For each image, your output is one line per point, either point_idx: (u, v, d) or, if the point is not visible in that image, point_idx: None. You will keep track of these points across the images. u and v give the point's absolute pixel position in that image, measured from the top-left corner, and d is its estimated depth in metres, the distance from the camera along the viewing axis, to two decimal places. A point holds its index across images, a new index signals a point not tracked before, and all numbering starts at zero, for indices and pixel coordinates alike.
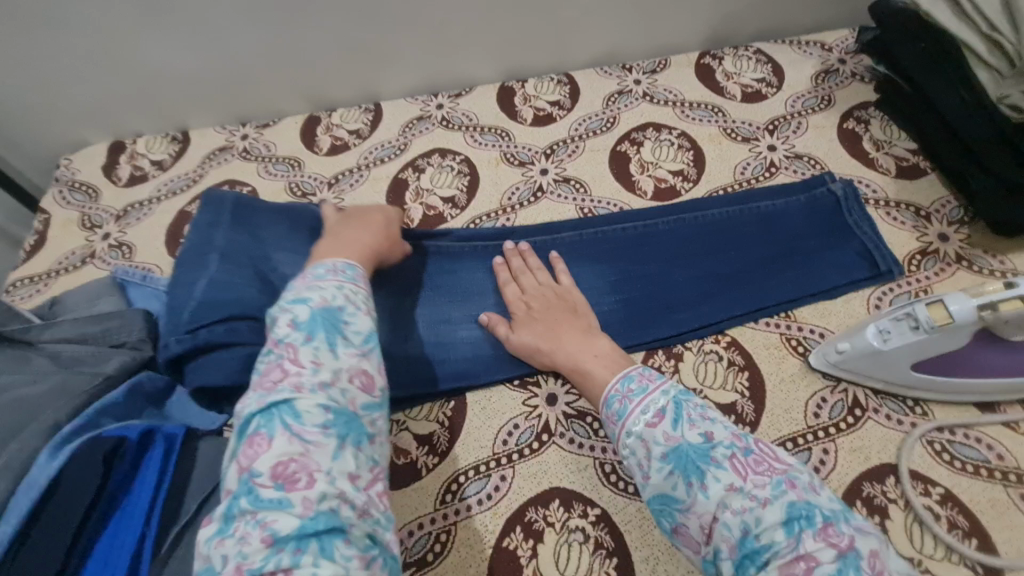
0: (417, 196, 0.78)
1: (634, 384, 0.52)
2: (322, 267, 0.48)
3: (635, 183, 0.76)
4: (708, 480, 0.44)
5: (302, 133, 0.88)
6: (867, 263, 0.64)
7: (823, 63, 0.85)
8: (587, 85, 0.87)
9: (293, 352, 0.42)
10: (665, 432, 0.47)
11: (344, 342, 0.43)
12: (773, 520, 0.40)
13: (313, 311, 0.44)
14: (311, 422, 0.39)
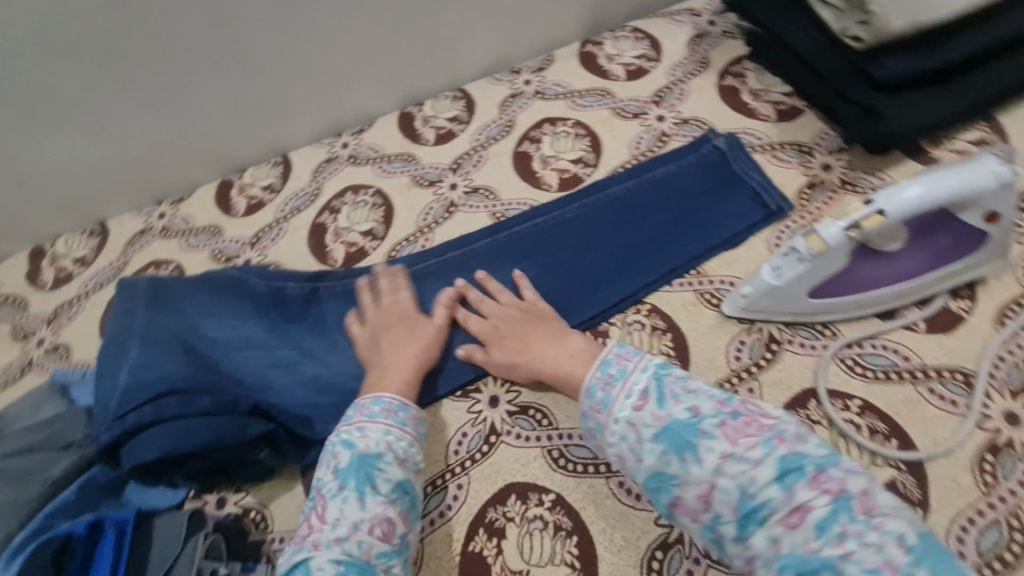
0: (337, 237, 0.80)
1: (613, 363, 0.49)
2: (378, 402, 0.54)
3: (540, 179, 0.78)
4: (701, 452, 0.43)
5: (217, 199, 0.89)
6: (759, 207, 0.69)
7: (695, 28, 0.89)
8: (480, 96, 0.90)
9: (328, 499, 0.49)
10: (653, 413, 0.46)
11: (376, 491, 0.49)
12: (774, 488, 0.40)
13: (352, 458, 0.50)
14: (339, 556, 0.45)
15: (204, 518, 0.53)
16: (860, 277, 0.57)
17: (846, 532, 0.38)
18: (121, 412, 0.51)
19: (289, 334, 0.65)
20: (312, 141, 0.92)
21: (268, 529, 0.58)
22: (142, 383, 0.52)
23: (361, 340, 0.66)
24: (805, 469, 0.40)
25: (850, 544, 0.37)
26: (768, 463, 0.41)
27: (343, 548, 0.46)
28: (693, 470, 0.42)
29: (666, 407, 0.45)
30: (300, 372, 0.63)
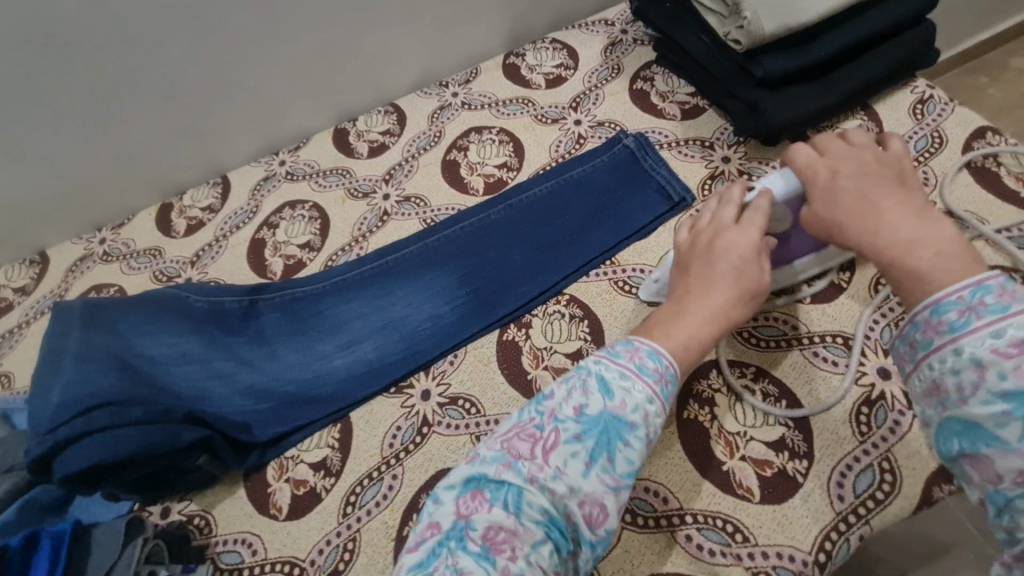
0: (276, 250, 0.83)
1: (992, 293, 0.39)
2: (655, 358, 0.50)
3: (468, 185, 0.83)
4: (957, 366, 0.39)
5: (157, 221, 0.90)
6: (665, 199, 0.74)
7: (608, 37, 0.96)
8: (411, 109, 0.94)
9: (563, 441, 0.46)
10: (925, 322, 0.41)
11: (614, 466, 0.46)
12: (1001, 408, 0.36)
13: (602, 413, 0.47)
14: (552, 503, 0.44)
15: (145, 523, 0.55)
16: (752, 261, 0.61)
17: (1002, 436, 0.36)
18: (54, 425, 0.53)
19: (227, 347, 0.70)
20: (250, 160, 0.94)
21: (211, 533, 0.61)
22: (75, 397, 0.54)
23: (299, 348, 0.71)
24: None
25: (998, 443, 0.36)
26: (958, 329, 0.39)
27: (563, 496, 0.44)
28: (948, 381, 0.39)
29: (948, 317, 0.40)
30: (236, 382, 0.67)
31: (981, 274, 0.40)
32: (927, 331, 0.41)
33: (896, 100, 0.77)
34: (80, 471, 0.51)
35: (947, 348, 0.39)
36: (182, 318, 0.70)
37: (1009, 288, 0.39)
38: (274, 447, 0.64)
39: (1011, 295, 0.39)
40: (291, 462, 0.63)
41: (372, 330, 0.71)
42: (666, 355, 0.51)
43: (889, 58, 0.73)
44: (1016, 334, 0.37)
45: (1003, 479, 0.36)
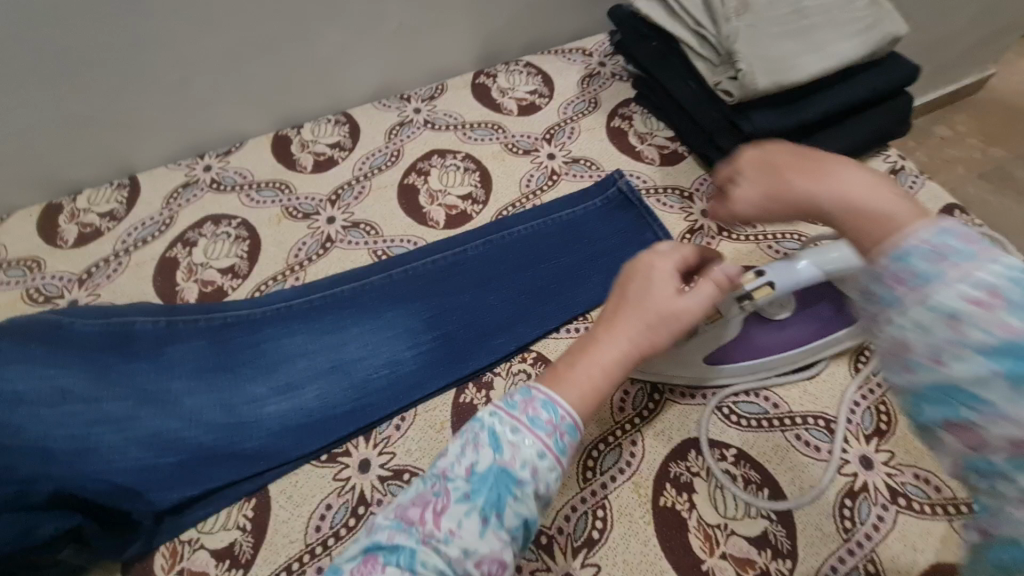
0: (191, 274, 0.70)
1: (956, 237, 0.33)
2: (551, 410, 0.42)
3: (427, 215, 0.74)
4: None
5: (39, 225, 0.74)
6: (652, 254, 0.68)
7: (585, 67, 0.90)
8: (367, 122, 0.84)
9: (451, 500, 0.39)
10: (953, 267, 0.32)
11: (501, 523, 0.38)
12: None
13: (492, 468, 0.39)
14: (446, 566, 0.37)
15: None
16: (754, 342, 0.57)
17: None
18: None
19: (129, 380, 0.58)
20: (168, 161, 0.81)
21: None
22: None
23: (225, 387, 0.59)
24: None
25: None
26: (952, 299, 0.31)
27: (453, 561, 0.37)
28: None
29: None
30: (133, 430, 0.55)
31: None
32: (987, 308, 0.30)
33: (871, 167, 0.76)
34: None
35: (923, 311, 0.32)
36: (73, 348, 0.58)
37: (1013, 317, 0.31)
38: (167, 527, 0.52)
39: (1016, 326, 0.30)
40: (188, 548, 0.51)
41: (316, 374, 0.61)
42: (565, 403, 0.43)
43: (873, 125, 0.71)
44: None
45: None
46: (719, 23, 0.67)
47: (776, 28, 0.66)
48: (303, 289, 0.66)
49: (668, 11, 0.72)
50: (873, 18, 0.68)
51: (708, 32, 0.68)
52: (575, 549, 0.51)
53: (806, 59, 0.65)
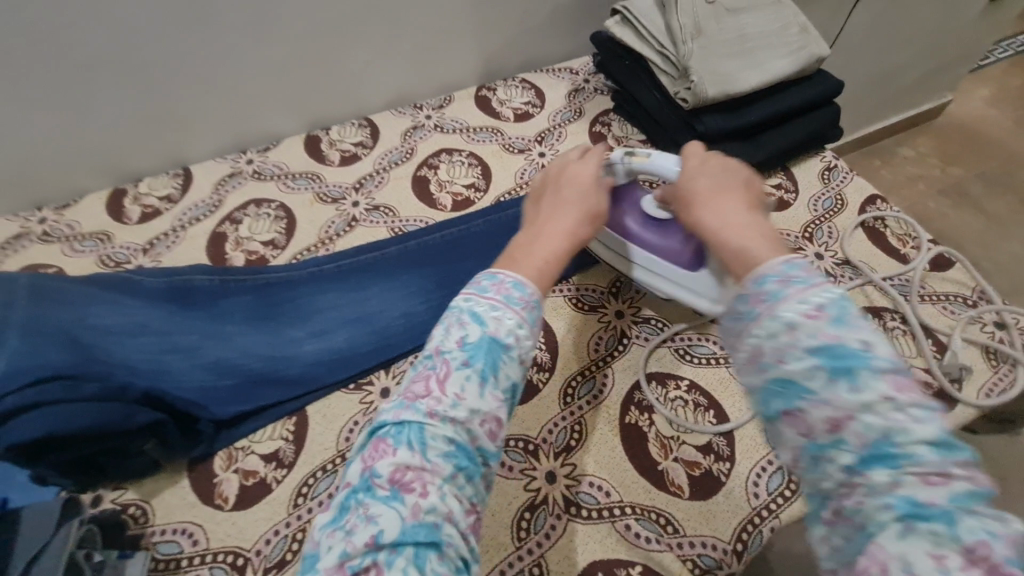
0: (238, 246, 0.83)
1: (801, 270, 0.42)
2: (519, 289, 0.49)
3: (437, 200, 0.88)
4: (773, 331, 0.40)
5: (108, 206, 0.88)
6: None
7: (572, 83, 1.06)
8: (385, 126, 0.99)
9: (451, 370, 0.44)
10: (824, 329, 0.39)
11: (496, 386, 0.45)
12: (818, 381, 0.38)
13: (482, 337, 0.45)
14: (455, 432, 0.42)
15: (80, 504, 0.53)
16: (651, 236, 0.68)
17: (896, 445, 0.36)
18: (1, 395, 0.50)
19: (193, 323, 0.71)
20: (215, 156, 0.95)
21: (147, 523, 0.58)
22: (25, 368, 0.52)
23: (270, 332, 0.72)
24: (855, 364, 0.38)
25: (897, 452, 0.36)
26: (853, 342, 0.38)
27: (460, 425, 0.43)
28: (765, 347, 0.41)
29: (768, 288, 0.42)
30: (199, 359, 0.67)
31: (788, 257, 0.44)
32: (738, 318, 0.43)
33: (809, 165, 0.91)
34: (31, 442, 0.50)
35: (801, 352, 0.39)
36: (146, 299, 0.71)
37: (810, 267, 0.43)
38: (225, 437, 0.64)
39: (812, 273, 0.42)
40: (242, 453, 0.63)
41: (345, 322, 0.74)
42: (529, 284, 0.50)
43: (806, 129, 0.86)
44: (860, 331, 0.39)
45: (814, 434, 0.38)
46: (678, 44, 0.82)
47: (723, 49, 0.82)
48: (333, 256, 0.80)
49: (638, 36, 0.88)
50: (802, 43, 0.83)
51: (670, 52, 0.83)
52: (556, 454, 0.62)
53: (746, 73, 0.80)
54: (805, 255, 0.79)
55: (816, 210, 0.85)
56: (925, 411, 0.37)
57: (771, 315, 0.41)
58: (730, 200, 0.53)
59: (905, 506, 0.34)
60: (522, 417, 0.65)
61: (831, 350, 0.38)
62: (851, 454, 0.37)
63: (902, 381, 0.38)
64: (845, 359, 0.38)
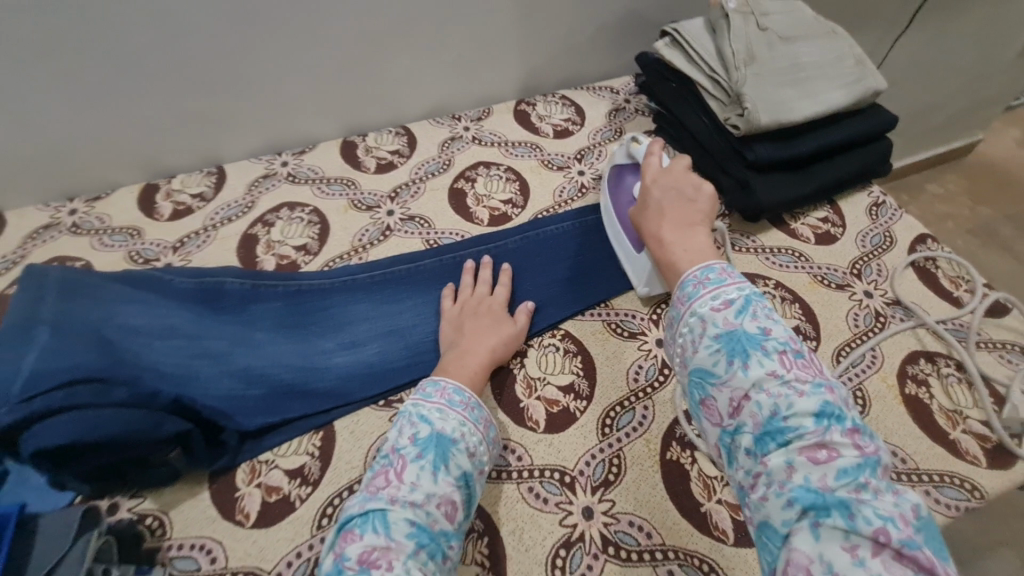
0: (269, 249, 0.81)
1: (713, 273, 0.52)
2: (460, 393, 0.57)
3: (473, 214, 0.86)
4: (693, 329, 0.50)
5: (139, 201, 0.87)
6: None
7: (613, 103, 1.04)
8: (423, 135, 0.98)
9: (408, 463, 0.50)
10: (724, 318, 0.48)
11: (448, 473, 0.50)
12: (721, 364, 0.46)
13: (433, 433, 0.52)
14: (413, 516, 0.46)
15: (100, 514, 0.50)
16: (628, 209, 0.77)
17: (784, 418, 0.42)
18: (30, 393, 0.47)
19: (223, 328, 0.69)
20: (250, 156, 0.94)
21: (163, 537, 0.56)
22: (54, 367, 0.49)
23: (300, 341, 0.70)
24: (748, 345, 0.46)
25: (783, 425, 0.41)
26: (752, 329, 0.47)
27: (418, 510, 0.47)
28: (689, 343, 0.50)
29: (688, 291, 0.52)
30: (228, 366, 0.65)
31: (709, 262, 0.54)
32: (672, 324, 0.53)
33: (855, 200, 0.88)
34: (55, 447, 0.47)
35: (705, 345, 0.48)
36: (176, 301, 0.69)
37: (726, 270, 0.53)
38: (250, 449, 0.61)
39: (727, 274, 0.52)
40: (266, 467, 0.61)
41: (376, 336, 0.72)
42: (468, 388, 0.58)
43: (857, 163, 0.84)
44: (760, 321, 0.48)
45: (725, 418, 0.45)
46: (730, 70, 0.81)
47: (777, 78, 0.80)
48: (366, 266, 0.78)
49: (688, 59, 0.86)
50: (858, 75, 0.82)
51: (721, 78, 0.82)
52: (594, 488, 0.60)
53: (800, 103, 0.79)
54: (852, 292, 0.77)
55: (864, 247, 0.83)
56: (812, 388, 0.43)
57: (694, 291, 0.52)
58: (675, 215, 0.63)
59: (806, 497, 0.38)
60: (558, 447, 0.63)
61: (732, 333, 0.47)
62: (750, 436, 0.43)
63: (793, 361, 0.45)
64: (743, 341, 0.46)
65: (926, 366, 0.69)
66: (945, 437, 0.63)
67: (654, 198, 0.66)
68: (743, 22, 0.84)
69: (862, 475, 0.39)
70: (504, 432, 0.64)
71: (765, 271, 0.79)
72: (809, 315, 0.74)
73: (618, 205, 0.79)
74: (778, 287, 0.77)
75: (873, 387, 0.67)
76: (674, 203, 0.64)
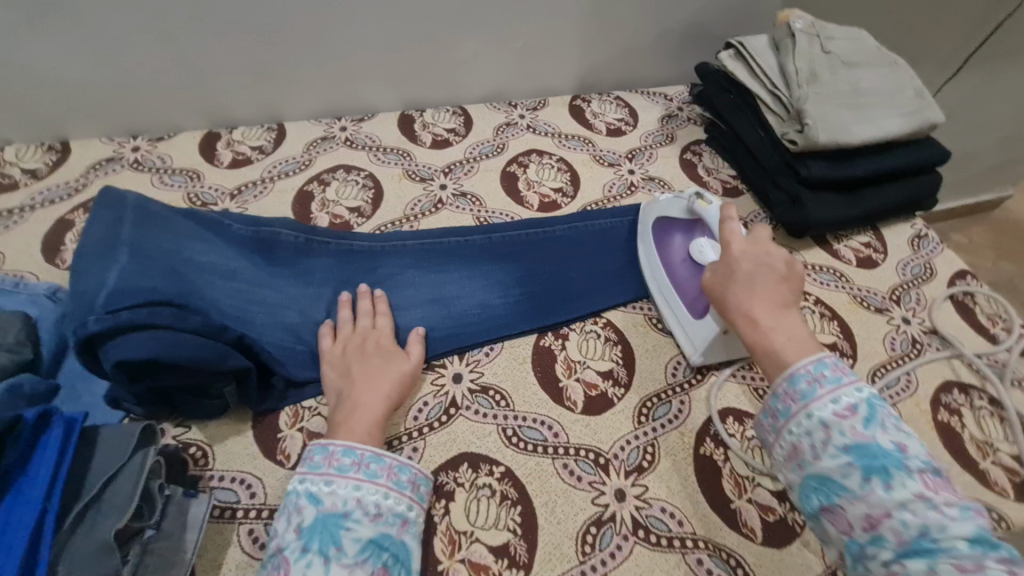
0: (323, 207, 0.82)
1: (828, 368, 0.49)
2: (350, 454, 0.52)
3: (524, 198, 0.87)
4: (810, 429, 0.48)
5: (201, 147, 0.89)
6: None
7: (666, 109, 1.06)
8: (479, 117, 0.99)
9: (290, 563, 0.47)
10: (852, 427, 0.46)
11: (343, 554, 0.47)
12: (854, 480, 0.44)
13: (317, 518, 0.49)
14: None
15: (156, 434, 0.49)
16: (684, 271, 0.72)
17: (934, 540, 0.40)
18: (115, 307, 0.49)
19: (277, 275, 0.70)
20: (310, 117, 0.96)
21: (207, 466, 0.57)
22: (136, 288, 0.51)
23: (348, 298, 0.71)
24: (887, 464, 0.43)
25: (934, 546, 0.39)
26: (886, 444, 0.45)
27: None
28: (805, 445, 0.48)
29: (800, 388, 0.49)
30: (280, 316, 0.66)
31: (818, 353, 0.51)
32: (774, 417, 0.51)
33: (899, 230, 0.89)
34: (130, 362, 0.48)
35: (828, 456, 0.46)
36: (234, 244, 0.71)
37: (839, 366, 0.50)
38: (294, 394, 0.62)
39: (842, 371, 0.49)
40: (308, 413, 0.62)
41: (421, 302, 0.72)
42: (358, 445, 0.53)
43: (905, 193, 0.85)
44: (891, 434, 0.46)
45: (855, 532, 0.43)
46: (792, 87, 0.82)
47: (839, 99, 0.81)
48: (417, 234, 0.79)
49: (750, 72, 0.87)
50: (918, 106, 0.83)
51: (782, 93, 0.83)
52: (627, 472, 0.61)
53: (859, 126, 0.80)
54: (891, 317, 0.78)
55: (904, 275, 0.83)
56: (961, 511, 0.41)
57: (787, 406, 0.50)
58: (767, 295, 0.56)
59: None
60: (594, 429, 0.64)
61: (865, 448, 0.45)
62: (890, 551, 0.41)
63: (934, 482, 0.43)
64: (878, 457, 0.44)
65: (960, 397, 0.70)
66: (974, 466, 0.64)
67: (743, 271, 0.59)
68: (807, 43, 0.85)
69: None
70: (543, 408, 0.65)
71: (807, 286, 0.80)
72: (847, 334, 0.75)
73: (670, 267, 0.73)
74: (818, 303, 0.78)
75: (906, 410, 0.68)
76: (767, 283, 0.57)
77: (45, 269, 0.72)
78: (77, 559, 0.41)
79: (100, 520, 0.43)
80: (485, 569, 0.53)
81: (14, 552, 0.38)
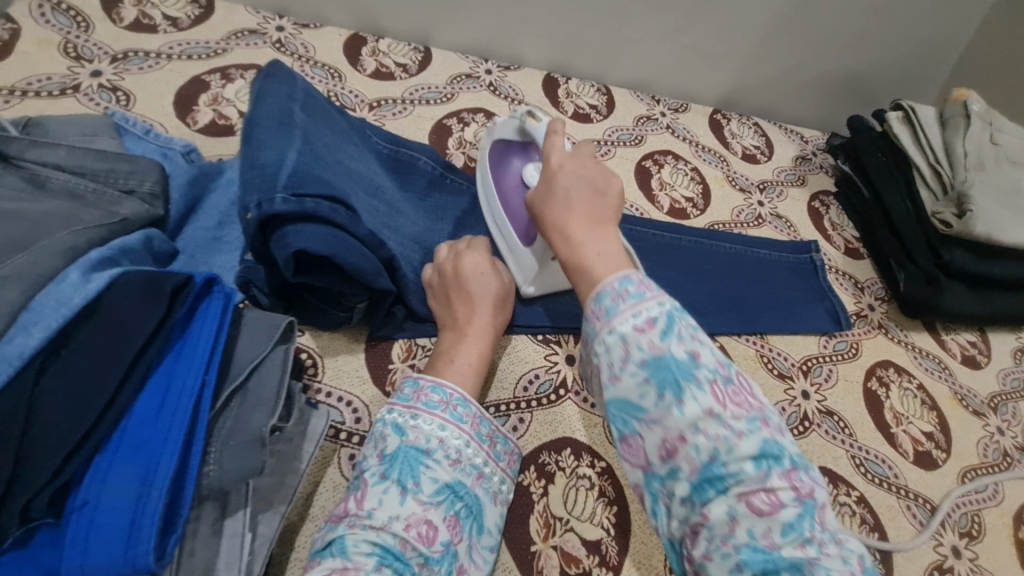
0: (460, 146, 0.79)
1: (632, 284, 0.41)
2: (440, 390, 0.48)
3: (656, 198, 0.85)
4: (610, 347, 0.39)
5: (346, 48, 0.84)
6: (831, 319, 0.79)
7: (802, 149, 1.02)
8: (622, 102, 0.95)
9: (369, 485, 0.43)
10: (650, 340, 0.38)
11: (420, 489, 0.43)
12: (650, 399, 0.38)
13: (399, 447, 0.44)
14: (378, 537, 0.40)
15: (295, 332, 0.45)
16: (516, 198, 0.65)
17: (723, 466, 0.36)
18: (299, 192, 0.46)
19: (413, 203, 0.68)
20: (458, 51, 0.91)
21: (316, 377, 0.55)
22: (315, 180, 0.48)
23: None
24: (681, 377, 0.37)
25: (724, 470, 0.36)
26: (681, 355, 0.38)
27: (382, 529, 0.40)
28: (603, 364, 0.40)
29: (605, 305, 0.41)
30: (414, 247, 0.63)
31: (627, 270, 0.43)
32: (585, 344, 0.42)
33: (1006, 337, 0.87)
34: (303, 254, 0.45)
35: (630, 386, 0.38)
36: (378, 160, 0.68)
37: (646, 282, 0.42)
38: (412, 329, 0.59)
39: (648, 286, 0.41)
40: (422, 352, 0.59)
41: None
42: (448, 382, 0.49)
43: None
44: (686, 344, 0.39)
45: (653, 464, 0.38)
46: (958, 168, 0.79)
47: (1001, 196, 0.78)
48: None
49: (914, 140, 0.84)
50: None
51: (944, 171, 0.80)
52: None
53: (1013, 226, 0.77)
54: (986, 423, 0.76)
55: (1005, 385, 0.82)
56: (748, 425, 0.37)
57: (593, 327, 0.41)
58: (582, 209, 0.48)
59: (753, 553, 0.34)
60: None
61: (661, 360, 0.38)
62: (684, 482, 0.37)
63: (725, 391, 0.38)
64: (673, 371, 0.37)
65: None
66: None
67: (559, 187, 0.50)
68: (980, 128, 0.82)
69: (806, 526, 0.35)
70: None
71: (912, 368, 0.78)
72: (944, 427, 0.74)
73: (501, 191, 0.67)
74: (920, 388, 0.77)
75: (990, 519, 0.67)
76: (584, 198, 0.49)
77: (175, 126, 0.69)
78: (223, 444, 0.38)
79: (247, 408, 0.40)
80: (576, 562, 0.52)
81: (175, 420, 0.35)
